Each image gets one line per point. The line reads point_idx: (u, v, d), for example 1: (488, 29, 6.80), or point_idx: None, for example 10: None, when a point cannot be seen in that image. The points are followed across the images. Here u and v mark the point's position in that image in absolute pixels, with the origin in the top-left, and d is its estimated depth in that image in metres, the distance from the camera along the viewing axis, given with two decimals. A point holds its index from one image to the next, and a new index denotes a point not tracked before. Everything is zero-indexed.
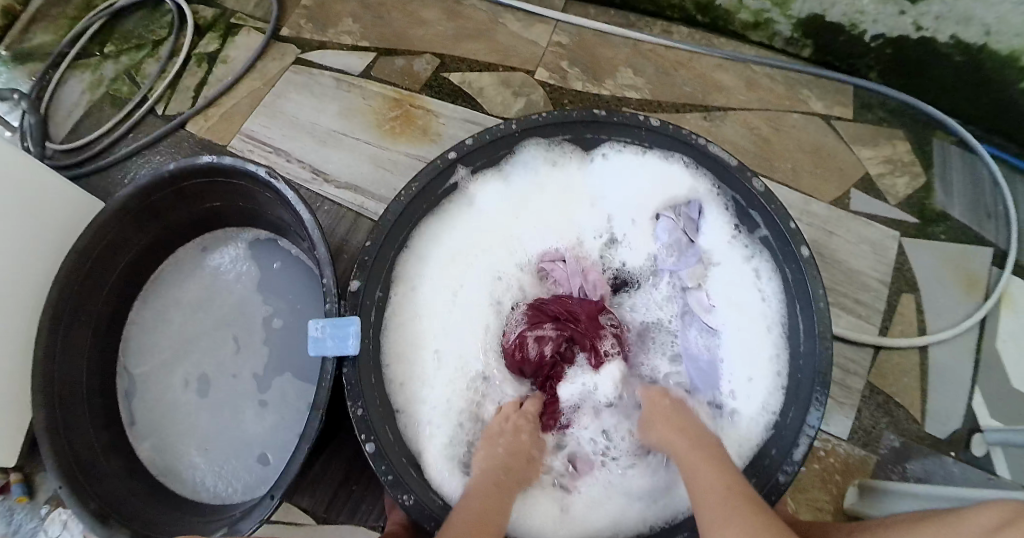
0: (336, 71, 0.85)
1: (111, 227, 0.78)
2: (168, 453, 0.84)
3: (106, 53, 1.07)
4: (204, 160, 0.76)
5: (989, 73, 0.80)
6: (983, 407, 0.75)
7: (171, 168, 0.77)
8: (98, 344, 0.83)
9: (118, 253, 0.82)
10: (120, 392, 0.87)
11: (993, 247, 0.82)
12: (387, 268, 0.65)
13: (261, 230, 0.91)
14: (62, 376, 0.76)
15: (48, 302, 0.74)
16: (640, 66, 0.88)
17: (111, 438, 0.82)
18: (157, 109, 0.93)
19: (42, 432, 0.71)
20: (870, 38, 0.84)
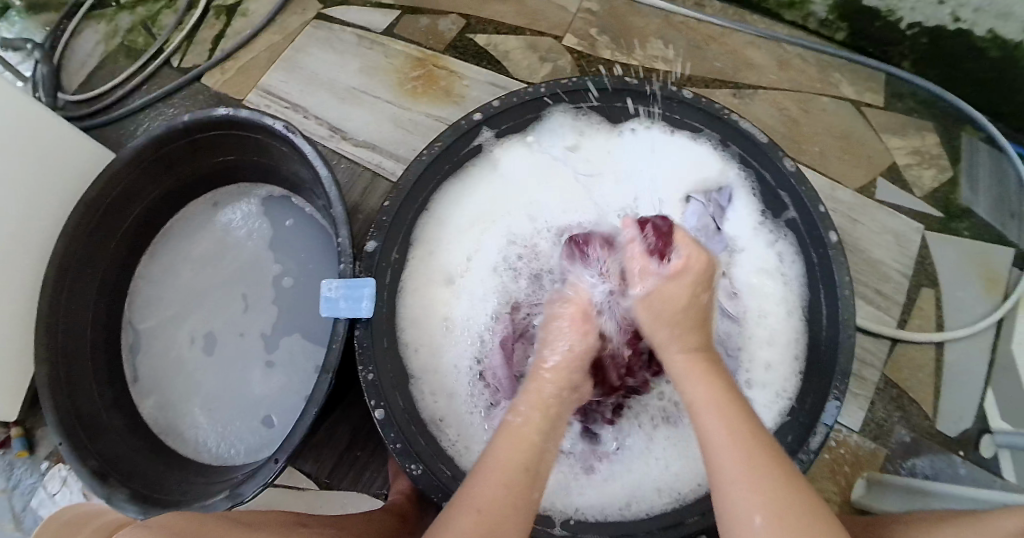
0: (358, 28, 0.83)
1: (124, 178, 0.78)
2: (171, 411, 0.84)
3: (123, 4, 1.05)
4: (221, 112, 0.75)
5: None
6: (995, 408, 0.74)
7: (187, 120, 0.76)
8: (104, 299, 0.83)
9: (130, 206, 0.82)
10: (125, 347, 0.87)
11: (1014, 247, 0.81)
12: (404, 230, 0.65)
13: (274, 187, 0.90)
14: (66, 328, 0.76)
15: (53, 255, 0.74)
16: (671, 37, 0.85)
17: (115, 396, 0.82)
18: (173, 61, 0.92)
19: (44, 383, 0.71)
20: (906, 25, 0.82)
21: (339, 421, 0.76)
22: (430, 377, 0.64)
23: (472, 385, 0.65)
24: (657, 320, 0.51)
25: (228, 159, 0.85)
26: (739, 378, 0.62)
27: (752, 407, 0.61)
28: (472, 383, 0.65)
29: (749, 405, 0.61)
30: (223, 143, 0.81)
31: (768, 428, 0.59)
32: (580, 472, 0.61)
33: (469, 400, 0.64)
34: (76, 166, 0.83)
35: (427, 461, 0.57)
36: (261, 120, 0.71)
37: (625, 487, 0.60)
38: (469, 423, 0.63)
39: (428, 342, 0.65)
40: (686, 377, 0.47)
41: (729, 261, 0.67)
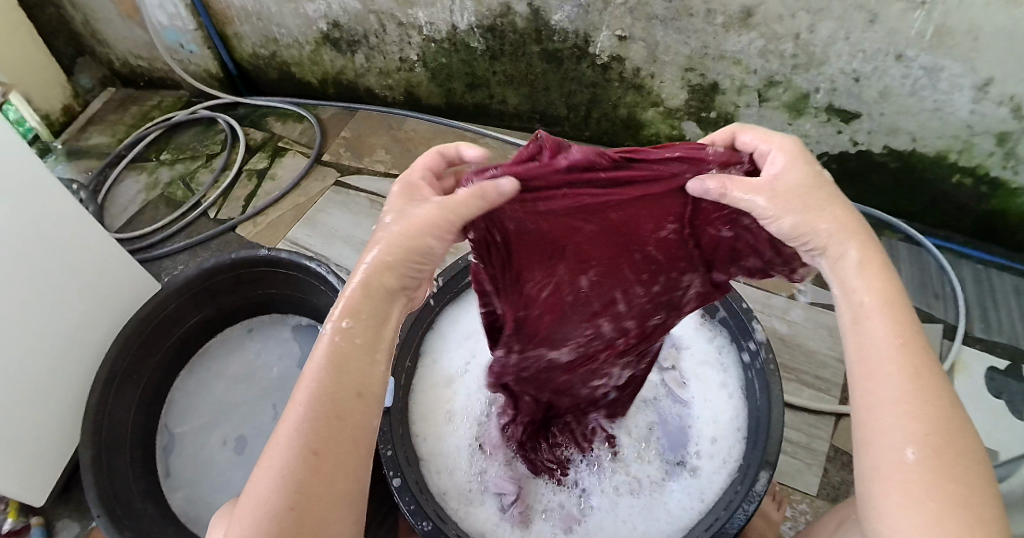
0: (370, 194, 1.00)
1: (172, 300, 0.91)
2: (201, 503, 0.93)
3: (162, 160, 1.23)
4: (264, 252, 0.91)
5: (923, 172, 0.96)
6: None
7: (234, 257, 0.91)
8: (143, 404, 0.93)
9: (173, 324, 0.94)
10: (159, 448, 0.97)
11: (944, 323, 0.94)
12: (415, 345, 0.77)
13: (303, 317, 1.05)
14: (109, 422, 0.85)
15: (106, 360, 0.85)
16: None
17: (148, 486, 0.90)
18: (209, 212, 1.07)
19: (87, 463, 0.79)
20: (816, 156, 1.00)
21: None
22: (434, 458, 0.75)
23: (472, 459, 0.76)
24: (803, 189, 0.46)
25: (266, 293, 1.00)
26: (691, 448, 0.75)
27: (702, 472, 0.72)
28: (471, 458, 0.76)
29: (700, 470, 0.73)
30: (264, 279, 0.97)
31: (718, 487, 0.70)
32: (561, 532, 0.72)
33: (468, 473, 0.75)
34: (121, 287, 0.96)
35: (436, 520, 0.64)
36: (298, 260, 0.87)
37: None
38: (471, 490, 0.74)
39: (435, 433, 0.77)
40: (858, 271, 0.45)
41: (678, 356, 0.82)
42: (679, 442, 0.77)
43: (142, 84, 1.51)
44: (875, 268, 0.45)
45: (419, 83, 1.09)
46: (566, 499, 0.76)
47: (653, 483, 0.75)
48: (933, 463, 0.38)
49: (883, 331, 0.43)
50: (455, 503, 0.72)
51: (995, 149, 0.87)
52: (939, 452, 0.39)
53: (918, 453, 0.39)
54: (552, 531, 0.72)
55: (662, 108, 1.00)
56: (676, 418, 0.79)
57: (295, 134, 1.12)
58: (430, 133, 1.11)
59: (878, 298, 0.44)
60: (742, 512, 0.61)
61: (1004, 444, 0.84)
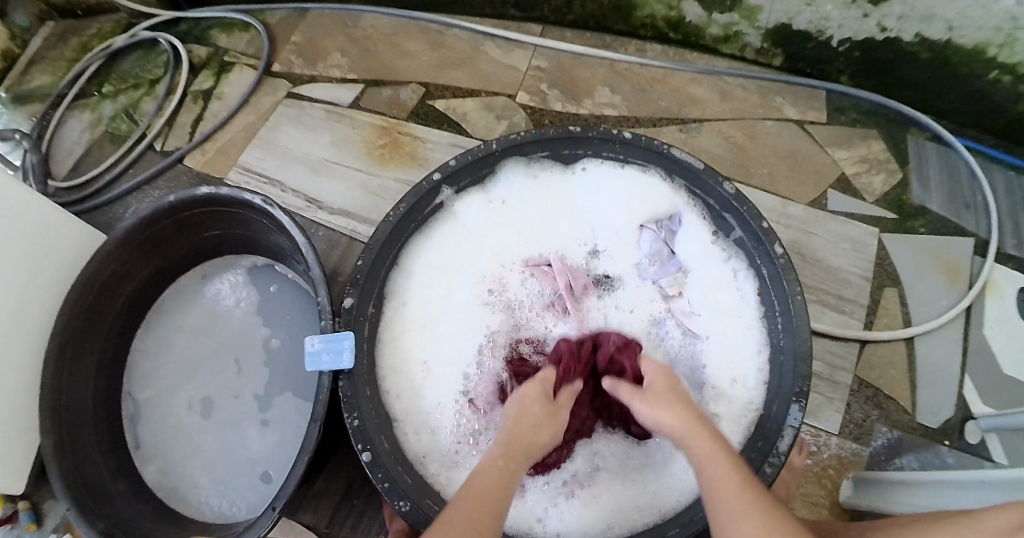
0: (326, 104, 0.89)
1: (114, 258, 0.80)
2: (174, 475, 0.85)
3: (105, 93, 1.10)
4: (203, 192, 0.78)
5: (958, 67, 0.83)
6: (976, 395, 0.78)
7: (172, 201, 0.79)
8: (104, 372, 0.85)
9: (119, 285, 0.84)
10: (126, 418, 0.88)
11: (974, 236, 0.85)
12: (378, 286, 0.67)
13: (258, 256, 0.93)
14: (69, 404, 0.77)
15: (53, 335, 0.76)
16: (616, 84, 0.90)
17: (120, 462, 0.83)
18: (156, 145, 0.96)
19: (49, 459, 0.72)
20: (837, 42, 0.87)
21: (334, 473, 0.78)
22: (411, 417, 0.66)
23: (456, 417, 0.66)
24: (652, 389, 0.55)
25: (211, 235, 0.88)
26: (707, 391, 0.64)
27: (723, 420, 0.62)
28: (454, 413, 0.66)
29: (722, 416, 0.62)
30: (208, 221, 0.85)
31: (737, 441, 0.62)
32: (564, 497, 0.62)
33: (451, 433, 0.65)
34: (61, 248, 0.86)
35: (414, 498, 0.59)
36: (239, 195, 0.75)
37: (611, 508, 0.61)
38: (455, 450, 0.64)
39: (409, 386, 0.67)
40: (650, 409, 0.54)
41: (683, 281, 0.69)
42: (693, 389, 0.65)
43: (80, 13, 1.35)
44: (696, 427, 0.50)
45: None
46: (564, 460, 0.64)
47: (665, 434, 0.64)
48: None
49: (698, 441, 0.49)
50: (438, 468, 0.63)
51: None
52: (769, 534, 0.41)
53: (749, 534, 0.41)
54: (551, 492, 0.62)
55: None
56: (684, 357, 0.67)
57: (240, 45, 0.98)
58: (391, 29, 0.95)
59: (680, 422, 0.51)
60: (767, 470, 0.56)
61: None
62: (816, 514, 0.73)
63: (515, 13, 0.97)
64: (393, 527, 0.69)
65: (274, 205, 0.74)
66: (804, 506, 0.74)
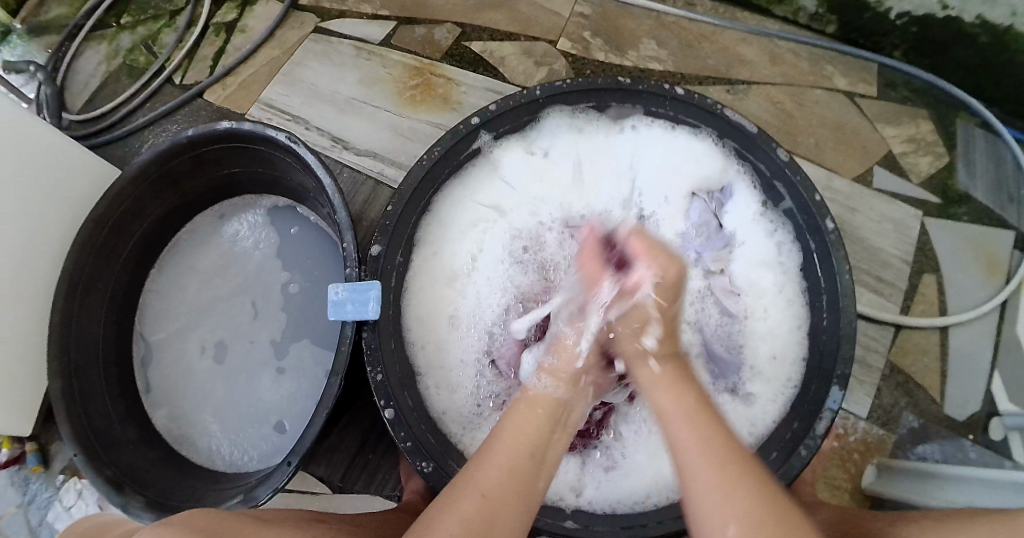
0: (355, 40, 0.85)
1: (128, 194, 0.78)
2: (184, 421, 0.84)
3: (123, 25, 1.05)
4: (223, 126, 0.75)
5: (1014, 55, 0.79)
6: (1002, 392, 0.74)
7: (191, 135, 0.76)
8: (114, 312, 0.83)
9: (135, 222, 0.81)
10: (137, 360, 0.86)
11: (1014, 230, 0.81)
12: (408, 233, 0.63)
13: (279, 197, 0.90)
14: (79, 344, 0.76)
15: (62, 273, 0.74)
16: (662, 37, 0.86)
17: (128, 406, 0.82)
18: (174, 78, 0.92)
19: (58, 400, 0.71)
20: (895, 16, 0.83)
21: (348, 426, 0.75)
22: (433, 372, 0.64)
23: (480, 377, 0.65)
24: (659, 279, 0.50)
25: (231, 173, 0.85)
26: (743, 372, 0.63)
27: (757, 401, 0.61)
28: (479, 374, 0.65)
29: (754, 397, 0.61)
30: (227, 157, 0.82)
31: (771, 418, 0.60)
32: (597, 465, 0.61)
33: (475, 394, 0.64)
34: (75, 183, 0.83)
35: (437, 458, 0.57)
36: (262, 131, 0.72)
37: (645, 480, 0.59)
38: (479, 409, 0.63)
39: (434, 340, 0.65)
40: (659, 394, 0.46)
41: (728, 258, 0.67)
42: (729, 363, 0.63)
43: None
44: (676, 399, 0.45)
45: None
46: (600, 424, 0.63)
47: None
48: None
49: (680, 426, 0.43)
50: (460, 428, 0.62)
51: None
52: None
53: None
54: (581, 458, 0.61)
55: None
56: (721, 336, 0.65)
57: None
58: None
59: (675, 404, 0.44)
60: (802, 453, 0.54)
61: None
62: (836, 498, 0.72)
63: None
64: (410, 485, 0.67)
65: (298, 143, 0.71)
66: (824, 488, 0.72)
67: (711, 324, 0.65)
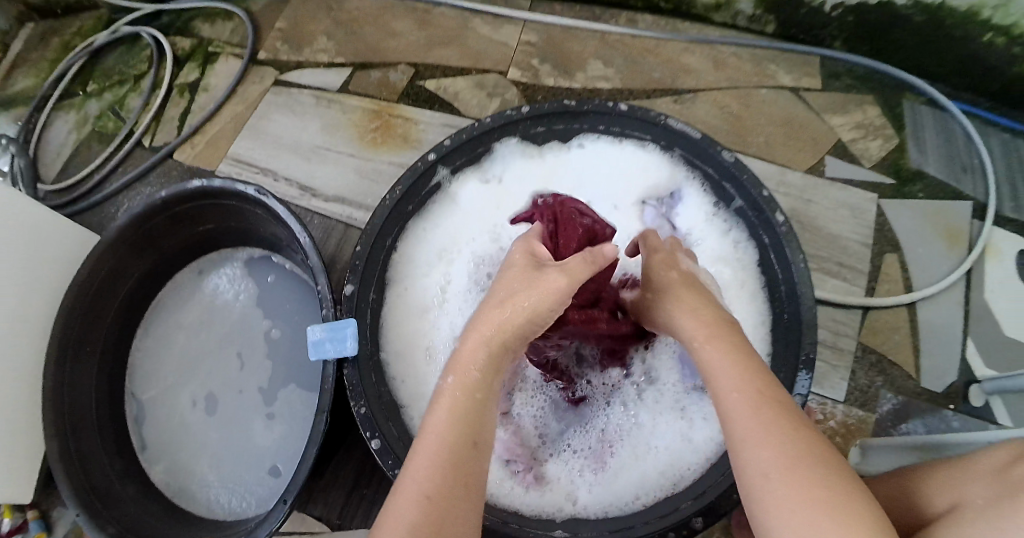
0: (315, 89, 0.87)
1: (109, 259, 0.80)
2: (182, 473, 0.85)
3: (89, 92, 1.07)
4: (195, 184, 0.77)
5: (951, 30, 0.83)
6: (978, 359, 0.77)
7: (164, 196, 0.78)
8: (104, 374, 0.84)
9: (117, 285, 0.83)
10: (131, 419, 0.88)
11: (972, 200, 0.84)
12: (379, 269, 0.66)
13: (254, 248, 0.92)
14: (73, 407, 0.77)
15: (53, 339, 0.75)
16: (608, 56, 0.89)
17: (124, 464, 0.83)
18: (143, 141, 0.95)
19: (56, 462, 0.72)
20: (830, 7, 0.86)
21: (343, 460, 0.77)
22: (415, 404, 0.64)
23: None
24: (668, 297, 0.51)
25: (208, 228, 0.87)
26: None
27: None
28: None
29: None
30: (204, 214, 0.84)
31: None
32: (587, 471, 0.63)
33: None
34: (58, 255, 0.85)
35: None
36: (232, 187, 0.74)
37: (634, 481, 0.61)
38: None
39: (413, 373, 0.66)
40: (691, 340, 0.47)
41: None
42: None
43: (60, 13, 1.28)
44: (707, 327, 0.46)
45: None
46: (586, 434, 0.65)
47: (670, 409, 0.64)
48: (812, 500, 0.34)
49: (727, 384, 0.42)
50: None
51: None
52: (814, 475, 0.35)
53: (777, 463, 0.36)
54: (571, 470, 0.63)
55: None
56: None
57: (225, 34, 0.96)
58: (377, 8, 0.92)
59: (713, 352, 0.44)
60: None
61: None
62: None
63: None
64: None
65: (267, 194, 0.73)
66: None
67: None
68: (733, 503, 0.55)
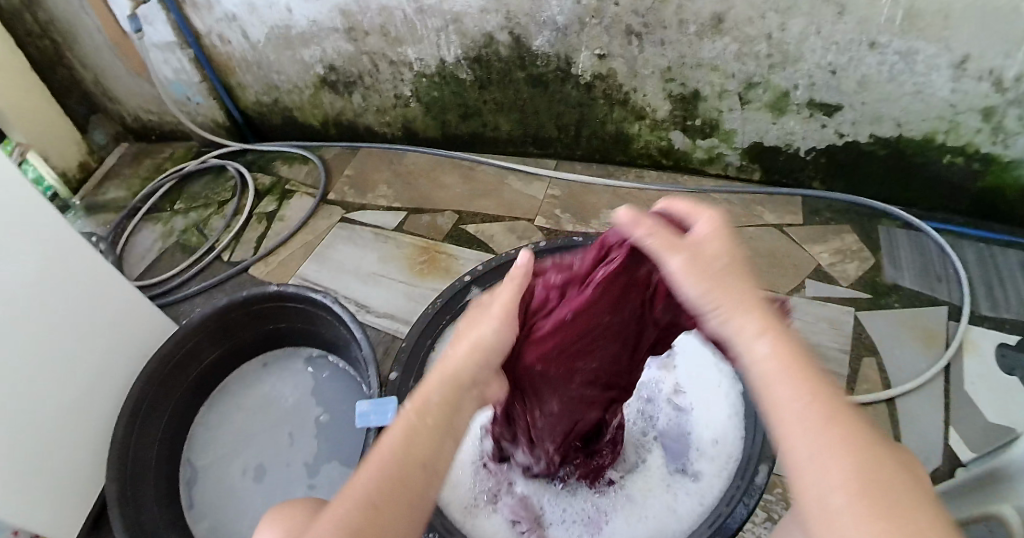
0: (373, 227, 1.06)
1: (188, 340, 0.94)
2: (222, 531, 0.93)
3: (176, 209, 1.26)
4: (273, 288, 0.94)
5: (913, 154, 0.96)
6: (962, 445, 0.82)
7: (245, 295, 0.94)
8: (167, 436, 0.95)
9: (190, 363, 0.96)
10: (182, 482, 0.97)
11: (949, 304, 0.94)
12: (421, 362, 0.78)
13: (313, 348, 1.07)
14: (135, 459, 0.87)
15: (131, 396, 0.88)
16: (620, 205, 1.04)
17: (173, 517, 0.91)
18: (223, 255, 1.12)
19: (113, 502, 0.81)
20: (804, 152, 1.01)
21: None
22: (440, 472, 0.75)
23: (475, 476, 0.75)
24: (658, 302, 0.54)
25: (276, 327, 1.02)
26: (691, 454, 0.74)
27: (705, 476, 0.71)
28: (476, 475, 0.75)
29: (701, 475, 0.71)
30: (274, 315, 0.99)
31: (719, 490, 0.69)
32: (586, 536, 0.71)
33: (472, 490, 0.74)
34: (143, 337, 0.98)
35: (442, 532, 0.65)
36: (304, 293, 0.91)
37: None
38: (480, 497, 0.74)
39: None
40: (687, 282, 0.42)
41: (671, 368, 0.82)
42: (679, 450, 0.75)
43: (155, 138, 1.51)
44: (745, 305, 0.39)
45: (416, 117, 1.12)
46: (580, 505, 0.74)
47: (657, 486, 0.73)
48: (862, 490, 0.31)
49: (755, 339, 0.38)
50: (462, 515, 0.72)
51: (982, 125, 0.88)
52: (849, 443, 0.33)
53: (845, 471, 0.32)
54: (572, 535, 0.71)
55: (649, 121, 1.02)
56: (673, 428, 0.77)
57: (300, 176, 1.18)
58: (430, 165, 1.14)
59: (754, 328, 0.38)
60: (743, 509, 0.62)
61: (1017, 418, 0.83)
62: None
63: (534, 150, 1.14)
64: None
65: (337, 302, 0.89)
66: None
67: (666, 421, 0.78)
68: None
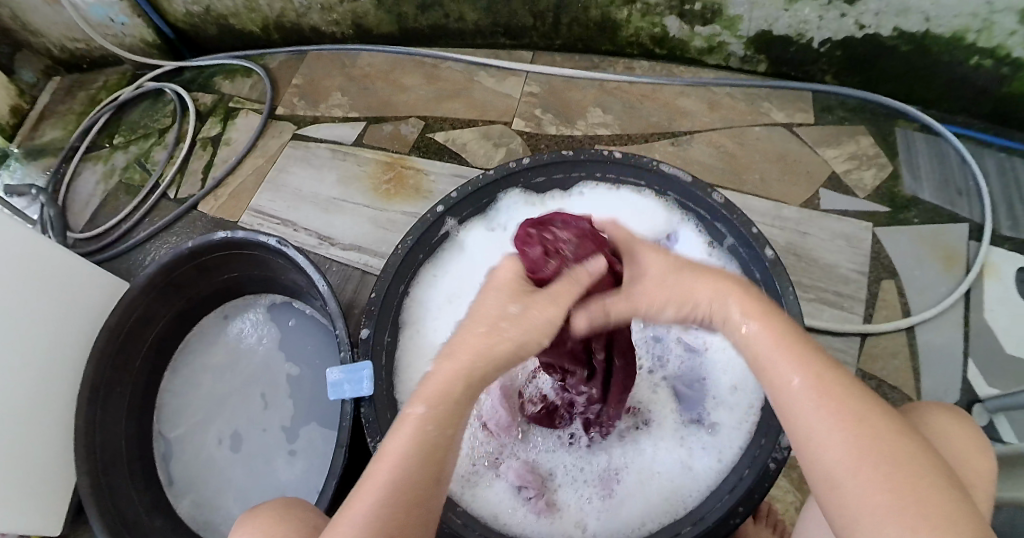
0: (330, 143, 0.95)
1: (137, 305, 0.83)
2: (207, 507, 0.87)
3: (116, 144, 1.11)
4: (220, 236, 0.82)
5: (938, 56, 0.85)
6: (979, 377, 0.77)
7: (189, 246, 0.82)
8: (134, 411, 0.87)
9: (144, 330, 0.86)
10: (158, 456, 0.90)
11: (968, 222, 0.86)
12: (392, 314, 0.68)
13: (276, 294, 0.96)
14: (103, 443, 0.79)
15: (85, 377, 0.78)
16: (608, 103, 0.95)
17: (154, 499, 0.84)
18: (170, 192, 1.00)
19: (87, 493, 0.74)
20: (818, 44, 0.89)
21: None
22: None
23: (473, 440, 0.67)
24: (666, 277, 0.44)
25: (231, 276, 0.91)
26: (707, 403, 0.67)
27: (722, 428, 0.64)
28: (472, 440, 0.67)
29: (716, 427, 0.64)
30: (226, 262, 0.88)
31: (737, 445, 0.62)
32: (597, 497, 0.64)
33: (470, 455, 0.66)
34: (89, 301, 0.88)
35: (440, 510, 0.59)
36: (256, 239, 0.79)
37: (638, 506, 0.62)
38: (479, 461, 0.66)
39: None
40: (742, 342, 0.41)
41: None
42: (693, 397, 0.68)
43: (87, 67, 1.34)
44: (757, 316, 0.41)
45: (366, 12, 0.98)
46: (589, 463, 0.67)
47: (671, 439, 0.66)
48: (863, 469, 0.34)
49: (786, 375, 0.39)
50: (459, 486, 0.64)
51: (1017, 26, 0.76)
52: (852, 417, 0.36)
53: (847, 445, 0.35)
54: (581, 497, 0.65)
55: (640, 4, 0.89)
56: (685, 370, 0.70)
57: (245, 90, 1.05)
58: (387, 65, 1.02)
59: (768, 348, 0.40)
60: (771, 465, 0.55)
61: None
62: None
63: (505, 41, 1.01)
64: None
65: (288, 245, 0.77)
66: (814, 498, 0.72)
67: (676, 364, 0.71)
68: (731, 527, 0.55)
